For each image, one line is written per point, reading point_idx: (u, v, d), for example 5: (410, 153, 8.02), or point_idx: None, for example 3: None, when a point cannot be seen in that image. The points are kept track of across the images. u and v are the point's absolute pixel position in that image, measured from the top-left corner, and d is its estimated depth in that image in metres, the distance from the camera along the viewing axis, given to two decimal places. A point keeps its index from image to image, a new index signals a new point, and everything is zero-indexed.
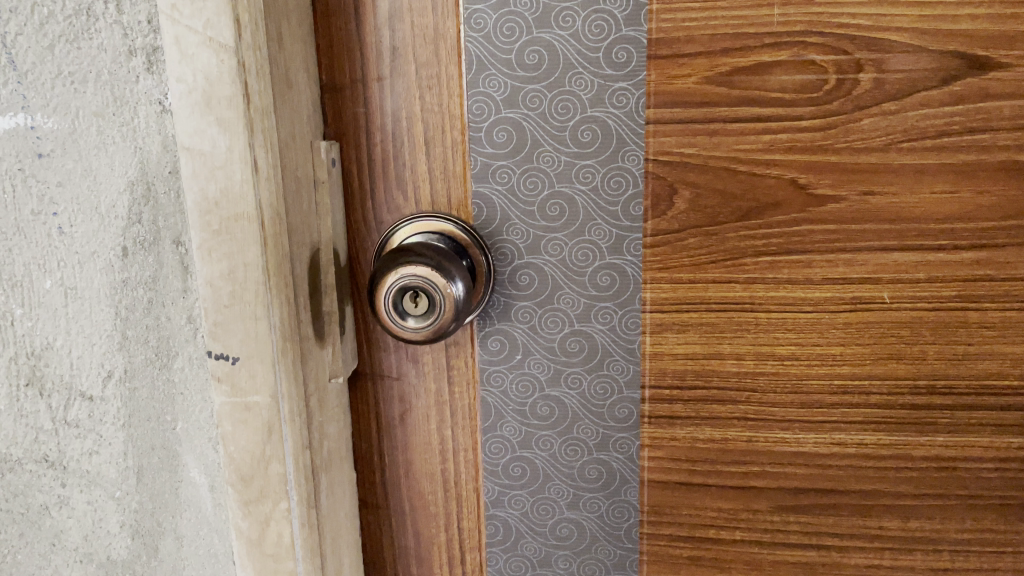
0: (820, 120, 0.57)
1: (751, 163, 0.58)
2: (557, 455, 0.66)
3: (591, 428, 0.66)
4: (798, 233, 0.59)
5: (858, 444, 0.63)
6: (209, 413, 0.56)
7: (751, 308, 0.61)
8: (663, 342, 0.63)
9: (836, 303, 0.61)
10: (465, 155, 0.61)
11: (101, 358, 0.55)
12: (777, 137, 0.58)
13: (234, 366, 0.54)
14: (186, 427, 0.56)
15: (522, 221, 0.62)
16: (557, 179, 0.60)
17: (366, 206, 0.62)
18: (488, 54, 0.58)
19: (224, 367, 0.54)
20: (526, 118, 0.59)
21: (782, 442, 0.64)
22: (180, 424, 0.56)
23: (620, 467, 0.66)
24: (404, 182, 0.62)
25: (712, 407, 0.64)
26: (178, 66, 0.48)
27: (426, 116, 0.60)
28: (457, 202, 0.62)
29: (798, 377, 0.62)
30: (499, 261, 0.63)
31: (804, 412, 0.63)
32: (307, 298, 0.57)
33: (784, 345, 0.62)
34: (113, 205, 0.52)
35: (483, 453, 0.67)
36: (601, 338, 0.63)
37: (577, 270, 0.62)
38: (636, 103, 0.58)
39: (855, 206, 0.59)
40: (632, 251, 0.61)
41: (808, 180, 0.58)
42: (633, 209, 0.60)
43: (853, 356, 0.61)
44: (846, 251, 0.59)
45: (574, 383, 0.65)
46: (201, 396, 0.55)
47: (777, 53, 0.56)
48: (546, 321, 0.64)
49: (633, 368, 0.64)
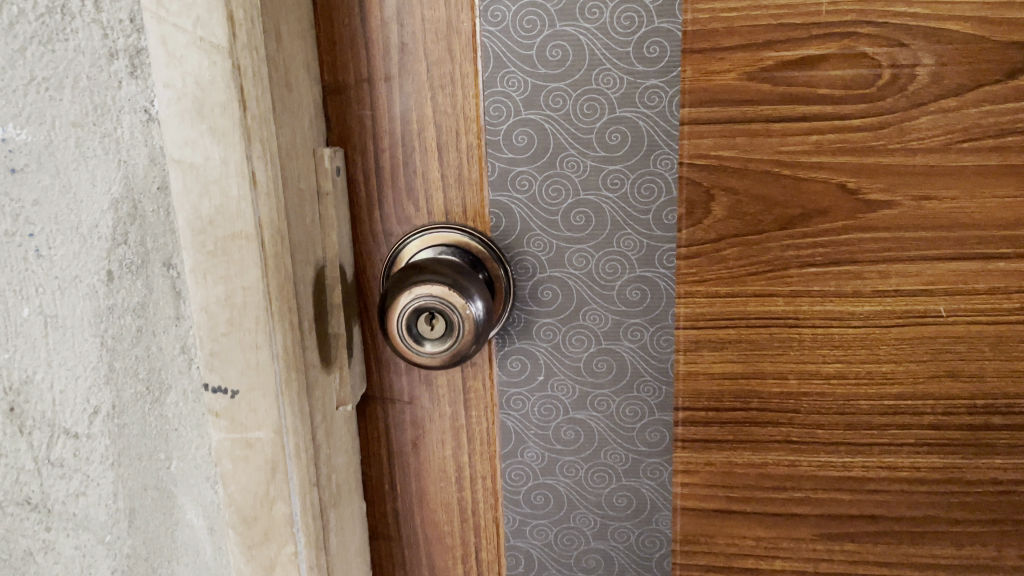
0: (871, 118, 0.52)
1: (795, 167, 0.53)
2: (583, 483, 0.62)
3: (621, 453, 0.61)
4: (846, 242, 0.54)
5: (909, 468, 0.59)
6: (207, 451, 0.51)
7: (794, 324, 0.57)
8: (697, 361, 0.58)
9: (887, 317, 0.56)
10: (481, 161, 0.55)
11: (86, 395, 0.49)
12: (825, 138, 0.53)
13: (233, 400, 0.49)
14: (182, 466, 0.51)
15: (545, 232, 0.57)
16: (583, 186, 0.55)
17: (374, 218, 0.57)
18: (506, 50, 0.53)
19: (223, 401, 0.49)
20: (549, 119, 0.54)
21: (827, 467, 0.59)
22: (174, 463, 0.51)
23: (651, 494, 0.62)
24: (415, 191, 0.57)
25: (750, 429, 0.59)
26: (165, 69, 0.43)
27: (438, 120, 0.55)
28: (474, 211, 0.57)
29: (844, 397, 0.58)
30: (519, 275, 0.58)
31: (851, 434, 0.58)
32: (313, 322, 0.52)
33: (829, 363, 0.57)
34: (95, 225, 0.46)
35: (504, 480, 0.62)
36: (631, 356, 0.59)
37: (605, 283, 0.57)
38: (669, 103, 0.53)
39: (909, 212, 0.54)
40: (664, 262, 0.57)
41: (858, 185, 0.53)
42: (666, 217, 0.56)
43: (905, 374, 0.57)
44: (898, 261, 0.54)
45: (601, 406, 0.60)
46: (197, 432, 0.51)
47: (824, 45, 0.51)
48: (570, 339, 0.59)
49: (664, 389, 0.59)
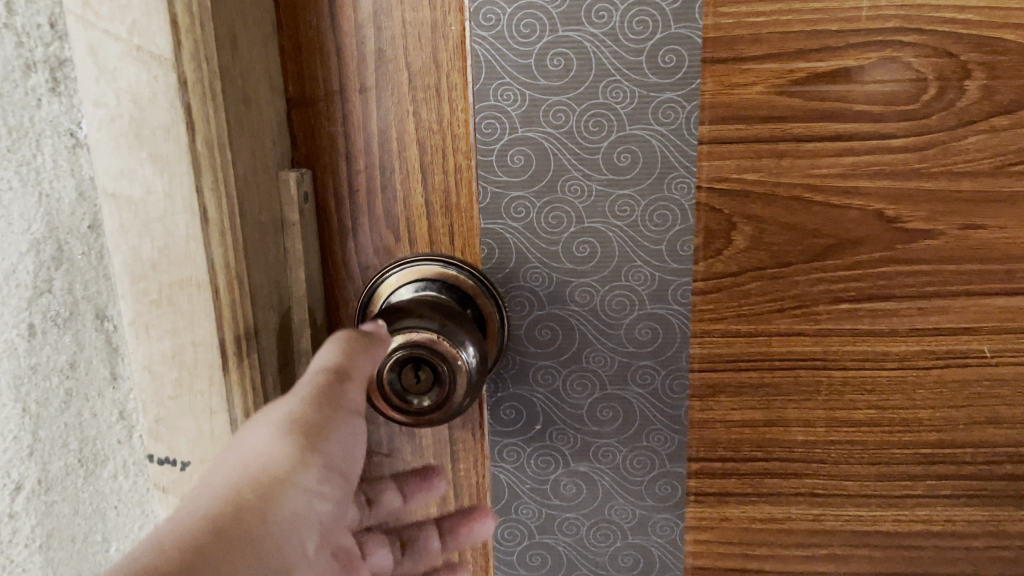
0: (912, 137, 0.46)
1: (827, 192, 0.47)
2: (584, 541, 0.55)
3: (626, 509, 0.54)
4: (883, 276, 0.48)
5: (945, 523, 0.53)
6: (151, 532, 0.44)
7: (823, 366, 0.51)
8: (713, 407, 0.52)
9: (925, 359, 0.50)
10: (470, 184, 0.48)
11: (5, 468, 0.39)
12: (861, 159, 0.47)
13: (184, 472, 0.42)
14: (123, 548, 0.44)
15: (543, 264, 0.50)
16: (587, 213, 0.48)
17: (347, 248, 0.50)
18: (502, 59, 0.46)
19: (171, 474, 0.42)
20: (549, 137, 0.47)
21: (855, 521, 0.53)
22: (113, 546, 0.44)
23: (660, 553, 0.55)
24: (394, 218, 0.49)
25: (772, 481, 0.53)
26: (94, 85, 0.36)
27: (422, 138, 0.48)
28: (462, 240, 0.50)
29: (877, 446, 0.52)
30: (515, 312, 0.51)
31: (883, 485, 0.53)
32: (277, 378, 0.44)
33: (861, 409, 0.51)
34: (14, 269, 0.37)
35: (496, 540, 0.55)
36: (640, 403, 0.52)
37: (612, 321, 0.50)
38: (686, 119, 0.46)
39: (954, 242, 0.48)
40: (679, 298, 0.50)
41: (898, 212, 0.47)
42: (681, 249, 0.49)
43: (944, 420, 0.51)
44: (940, 297, 0.49)
45: (605, 457, 0.53)
46: (139, 509, 0.44)
47: (864, 55, 0.45)
48: (571, 383, 0.52)
49: (677, 439, 0.53)
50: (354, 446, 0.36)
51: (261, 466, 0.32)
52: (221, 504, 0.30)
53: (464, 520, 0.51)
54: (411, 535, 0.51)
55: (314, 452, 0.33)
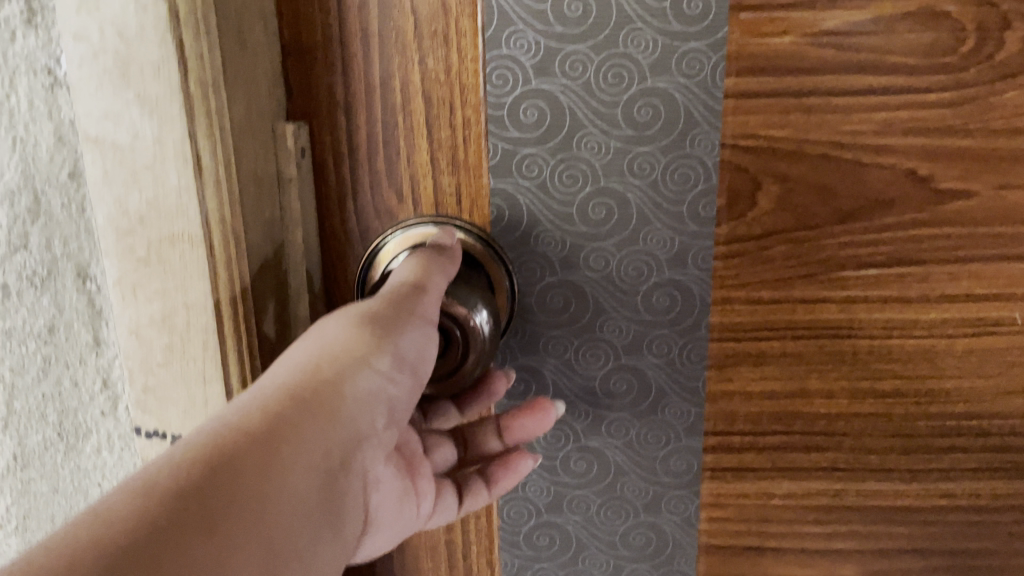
0: (950, 92, 0.44)
1: (858, 150, 0.45)
2: (595, 520, 0.53)
3: (639, 485, 0.52)
4: (913, 239, 0.46)
5: (969, 497, 0.51)
6: None
7: (848, 334, 0.48)
8: (733, 378, 0.49)
9: (954, 326, 0.48)
10: (479, 141, 0.45)
11: None
12: (895, 115, 0.44)
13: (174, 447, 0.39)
14: None
15: (556, 226, 0.47)
16: (604, 172, 0.46)
17: (346, 209, 0.47)
18: (516, 4, 0.42)
19: (161, 447, 0.39)
20: (565, 90, 0.44)
21: (876, 496, 0.51)
22: None
23: (674, 532, 0.53)
24: (397, 177, 0.46)
25: (791, 456, 0.51)
26: (75, 16, 0.32)
27: (427, 90, 0.44)
28: (470, 200, 0.46)
29: (901, 418, 0.50)
30: (525, 278, 0.48)
31: (906, 459, 0.50)
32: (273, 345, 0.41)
33: (886, 380, 0.49)
34: None
35: (502, 519, 0.53)
36: (655, 374, 0.49)
37: (628, 287, 0.48)
38: (711, 71, 0.43)
39: (987, 203, 0.45)
40: (699, 264, 0.47)
41: (931, 171, 0.45)
42: (703, 210, 0.46)
43: (971, 391, 0.49)
44: (971, 261, 0.46)
45: (618, 431, 0.51)
46: None
47: (902, 3, 0.42)
48: (584, 353, 0.49)
49: (693, 412, 0.50)
50: (425, 343, 0.36)
51: (339, 343, 0.33)
52: (304, 372, 0.31)
53: (522, 409, 0.45)
54: (472, 433, 0.47)
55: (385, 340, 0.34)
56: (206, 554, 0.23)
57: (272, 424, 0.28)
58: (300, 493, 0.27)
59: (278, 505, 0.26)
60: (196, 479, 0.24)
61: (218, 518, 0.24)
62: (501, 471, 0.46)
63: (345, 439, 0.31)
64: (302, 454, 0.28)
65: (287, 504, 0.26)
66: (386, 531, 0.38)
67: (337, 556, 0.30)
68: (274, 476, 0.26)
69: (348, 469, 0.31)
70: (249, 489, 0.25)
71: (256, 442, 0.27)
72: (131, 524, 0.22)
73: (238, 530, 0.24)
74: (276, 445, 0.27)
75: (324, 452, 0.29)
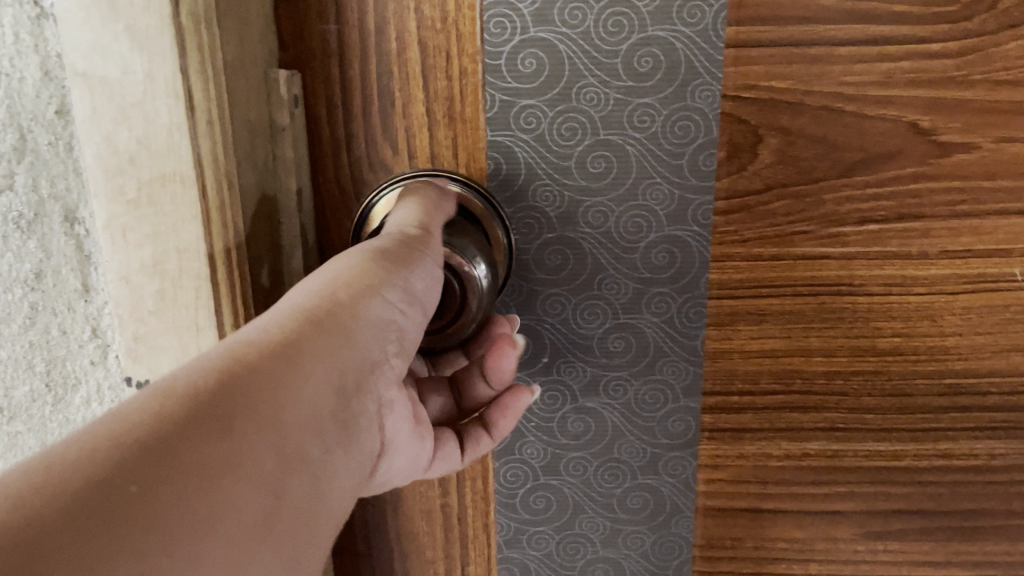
0: (952, 42, 0.43)
1: (859, 102, 0.44)
2: (592, 482, 0.52)
3: (636, 447, 0.51)
4: (914, 194, 0.46)
5: (968, 457, 0.51)
6: None
7: (848, 292, 0.48)
8: (732, 337, 0.49)
9: (954, 283, 0.47)
10: (477, 91, 0.44)
11: None
12: (897, 66, 0.44)
13: None
14: None
15: (554, 181, 0.46)
16: (603, 124, 0.45)
17: (341, 162, 0.46)
18: None
19: None
20: (564, 39, 0.43)
21: (875, 456, 0.51)
22: None
23: (671, 494, 0.52)
24: (392, 129, 0.45)
25: (791, 417, 0.50)
26: None
27: (423, 38, 0.43)
28: (467, 154, 0.46)
29: (900, 376, 0.49)
30: (522, 234, 0.47)
31: (905, 419, 0.50)
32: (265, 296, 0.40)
33: (885, 337, 0.49)
34: None
35: (498, 482, 0.52)
36: (654, 333, 0.49)
37: (627, 244, 0.47)
38: (712, 20, 0.43)
39: (988, 156, 0.45)
40: (699, 219, 0.46)
41: (932, 124, 0.45)
42: (703, 164, 0.45)
43: (971, 348, 0.49)
44: (972, 216, 0.46)
45: (616, 392, 0.50)
46: None
47: None
48: (582, 312, 0.49)
49: (691, 371, 0.50)
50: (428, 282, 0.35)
51: (351, 270, 0.32)
52: (320, 296, 0.30)
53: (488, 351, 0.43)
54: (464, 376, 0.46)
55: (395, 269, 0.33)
56: (226, 453, 0.22)
57: (290, 340, 0.27)
58: (318, 411, 0.26)
59: (299, 414, 0.25)
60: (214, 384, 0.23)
61: (238, 420, 0.23)
62: (499, 407, 0.44)
63: (363, 362, 0.30)
64: (320, 368, 0.27)
65: (307, 415, 0.25)
66: (396, 472, 0.37)
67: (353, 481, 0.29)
68: (294, 386, 0.25)
69: (365, 393, 0.30)
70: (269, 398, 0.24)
71: (274, 353, 0.26)
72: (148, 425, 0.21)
73: (260, 434, 0.23)
74: (295, 356, 0.26)
75: (342, 370, 0.28)
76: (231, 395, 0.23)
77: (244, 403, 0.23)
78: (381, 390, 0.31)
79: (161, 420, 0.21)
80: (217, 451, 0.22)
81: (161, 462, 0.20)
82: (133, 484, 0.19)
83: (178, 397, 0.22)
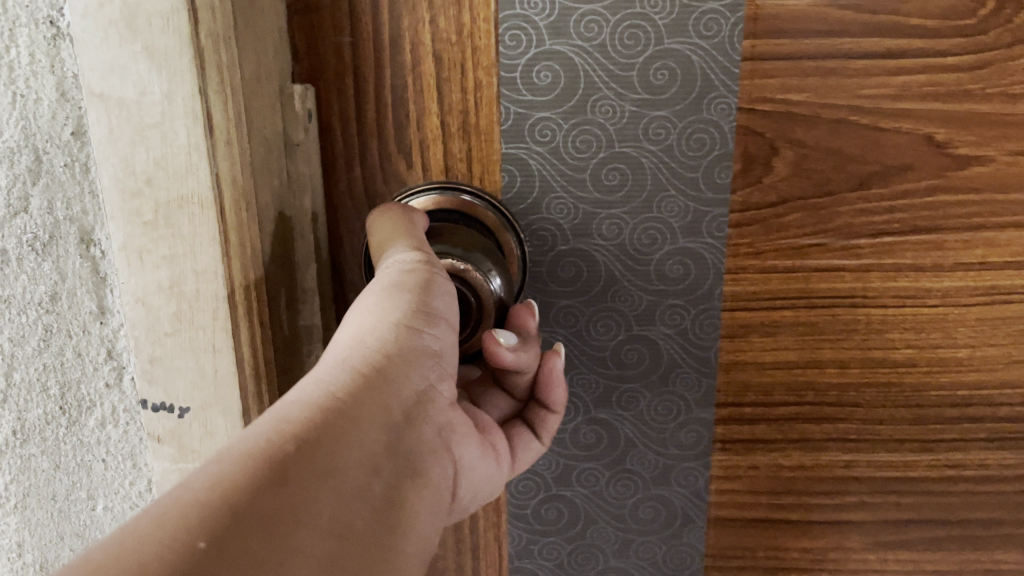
0: (969, 55, 0.43)
1: (875, 115, 0.44)
2: (604, 493, 0.52)
3: (649, 458, 0.51)
4: (928, 206, 0.46)
5: (978, 467, 0.51)
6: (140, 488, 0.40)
7: (863, 303, 0.48)
8: (746, 349, 0.49)
9: (968, 295, 0.47)
10: (492, 104, 0.44)
11: None
12: (913, 79, 0.44)
13: (181, 421, 0.37)
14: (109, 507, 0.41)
15: (569, 194, 0.46)
16: (618, 137, 0.44)
17: (354, 174, 0.45)
18: None
19: (168, 422, 0.37)
20: (579, 51, 0.43)
21: (887, 466, 0.51)
22: (100, 504, 0.41)
23: (683, 504, 0.52)
24: (406, 141, 0.45)
25: (803, 427, 0.50)
26: None
27: (438, 51, 0.43)
28: (482, 166, 0.45)
29: (913, 388, 0.49)
30: (536, 247, 0.47)
31: (916, 429, 0.50)
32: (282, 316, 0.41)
33: (898, 349, 0.49)
34: None
35: (510, 493, 0.52)
36: (667, 345, 0.49)
37: (641, 256, 0.47)
38: (729, 32, 0.43)
39: (1003, 169, 0.45)
40: (713, 231, 0.46)
41: (948, 137, 0.45)
42: (718, 176, 0.45)
43: (983, 359, 0.49)
44: (986, 229, 0.46)
45: (629, 404, 0.50)
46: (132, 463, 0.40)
47: None
48: (595, 325, 0.48)
49: (705, 383, 0.49)
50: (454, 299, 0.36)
51: (381, 310, 0.33)
52: (356, 343, 0.31)
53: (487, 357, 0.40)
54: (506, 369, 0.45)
55: (424, 304, 0.34)
56: (286, 505, 0.23)
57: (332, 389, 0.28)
58: (372, 448, 0.27)
59: (351, 460, 0.26)
60: (268, 442, 0.25)
61: (295, 470, 0.24)
62: (545, 385, 0.44)
63: (407, 396, 0.31)
64: (367, 412, 0.28)
65: (361, 459, 0.26)
66: (477, 492, 0.38)
67: (425, 509, 0.30)
68: (345, 433, 0.27)
69: (416, 427, 0.31)
70: (323, 444, 0.25)
71: (321, 405, 0.27)
72: (214, 488, 0.23)
73: (316, 484, 0.24)
74: (341, 405, 0.27)
75: (388, 411, 0.29)
76: (285, 450, 0.24)
77: (299, 457, 0.25)
78: (431, 425, 0.32)
79: (221, 484, 0.23)
80: (274, 504, 0.23)
81: (226, 521, 0.21)
82: (201, 541, 0.21)
83: (236, 459, 0.24)
